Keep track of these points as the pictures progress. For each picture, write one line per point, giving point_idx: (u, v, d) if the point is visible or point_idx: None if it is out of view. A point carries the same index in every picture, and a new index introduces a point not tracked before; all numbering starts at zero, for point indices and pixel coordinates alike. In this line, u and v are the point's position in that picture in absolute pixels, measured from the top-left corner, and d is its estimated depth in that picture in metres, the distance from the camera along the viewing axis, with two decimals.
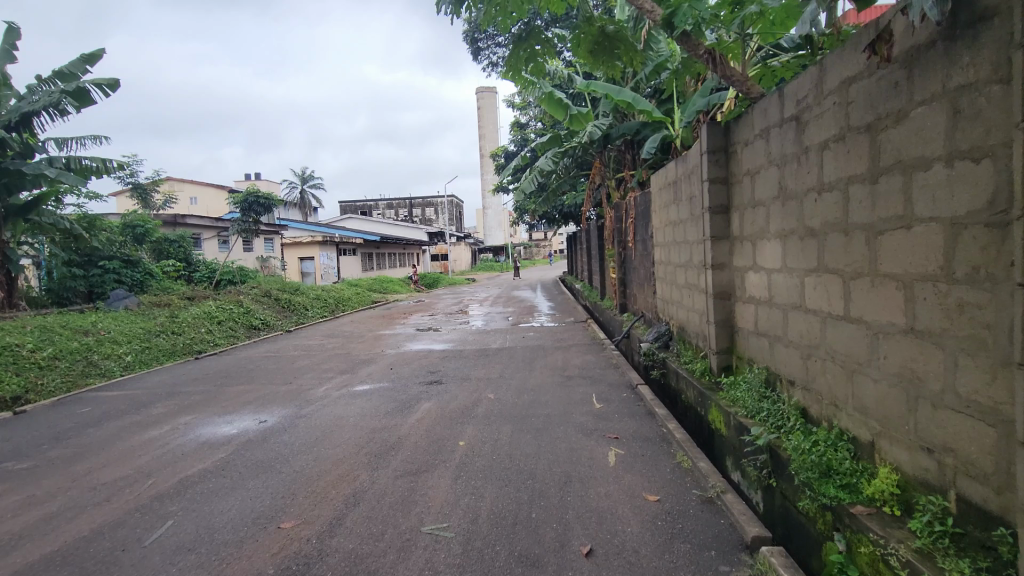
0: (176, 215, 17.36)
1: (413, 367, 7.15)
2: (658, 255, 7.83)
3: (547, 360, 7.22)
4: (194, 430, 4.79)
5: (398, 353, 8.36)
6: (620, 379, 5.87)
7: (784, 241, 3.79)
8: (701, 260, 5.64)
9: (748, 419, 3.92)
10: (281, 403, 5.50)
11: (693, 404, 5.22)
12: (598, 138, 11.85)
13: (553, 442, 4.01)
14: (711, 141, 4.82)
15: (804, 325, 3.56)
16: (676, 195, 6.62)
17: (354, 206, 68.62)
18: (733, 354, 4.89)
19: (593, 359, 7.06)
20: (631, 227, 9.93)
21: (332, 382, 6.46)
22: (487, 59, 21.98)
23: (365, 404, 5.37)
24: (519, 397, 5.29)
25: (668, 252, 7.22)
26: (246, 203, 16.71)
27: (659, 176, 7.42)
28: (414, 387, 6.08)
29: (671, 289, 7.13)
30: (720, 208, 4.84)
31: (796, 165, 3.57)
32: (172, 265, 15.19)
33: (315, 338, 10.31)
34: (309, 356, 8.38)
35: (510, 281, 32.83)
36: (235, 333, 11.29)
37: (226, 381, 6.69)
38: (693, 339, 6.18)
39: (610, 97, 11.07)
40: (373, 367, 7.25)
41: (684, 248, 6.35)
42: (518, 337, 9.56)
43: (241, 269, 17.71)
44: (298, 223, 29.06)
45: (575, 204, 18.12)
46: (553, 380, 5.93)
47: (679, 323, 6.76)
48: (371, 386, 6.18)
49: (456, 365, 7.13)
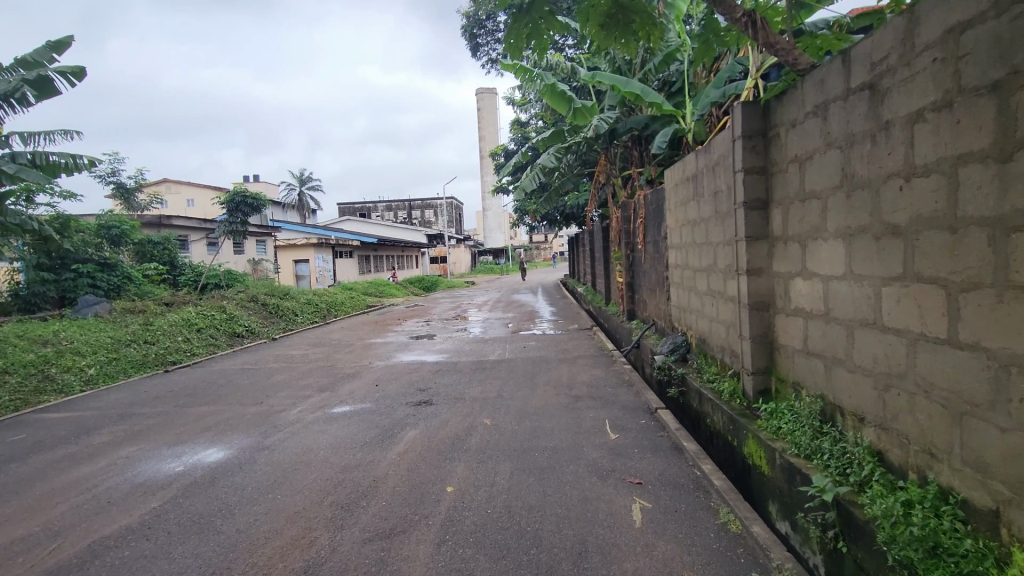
0: (161, 216, 16.63)
1: (401, 383, 6.41)
2: (673, 258, 7.10)
3: (551, 375, 6.46)
4: (133, 467, 4.03)
5: (386, 366, 7.60)
6: (635, 400, 5.13)
7: (850, 241, 3.05)
8: (730, 264, 4.90)
9: (802, 461, 3.18)
10: (244, 430, 4.75)
11: (723, 432, 4.47)
12: (603, 133, 11.12)
13: (562, 489, 3.26)
14: (747, 124, 4.09)
15: (881, 348, 2.82)
16: (696, 190, 5.90)
17: (353, 208, 67.88)
18: (771, 375, 4.16)
19: (602, 375, 6.30)
20: (640, 228, 9.21)
21: (309, 402, 5.71)
22: (486, 56, 21.23)
23: (340, 432, 4.62)
24: (519, 424, 4.53)
25: (686, 254, 6.47)
26: (233, 204, 16.00)
27: (675, 171, 6.71)
28: (400, 408, 5.32)
29: (689, 296, 6.39)
30: (757, 202, 4.10)
31: (870, 145, 2.84)
32: (153, 268, 14.47)
33: (299, 348, 9.54)
34: (288, 369, 7.64)
35: (511, 285, 32.03)
36: (216, 341, 10.57)
37: (190, 401, 5.94)
38: (717, 355, 5.45)
39: (617, 88, 10.37)
40: (357, 383, 6.51)
41: (707, 250, 5.62)
42: (518, 346, 8.81)
43: (229, 272, 16.96)
44: (293, 225, 28.35)
45: (577, 205, 17.39)
46: (559, 401, 5.17)
47: (700, 335, 6.01)
48: (351, 408, 5.43)
49: (449, 381, 6.38)
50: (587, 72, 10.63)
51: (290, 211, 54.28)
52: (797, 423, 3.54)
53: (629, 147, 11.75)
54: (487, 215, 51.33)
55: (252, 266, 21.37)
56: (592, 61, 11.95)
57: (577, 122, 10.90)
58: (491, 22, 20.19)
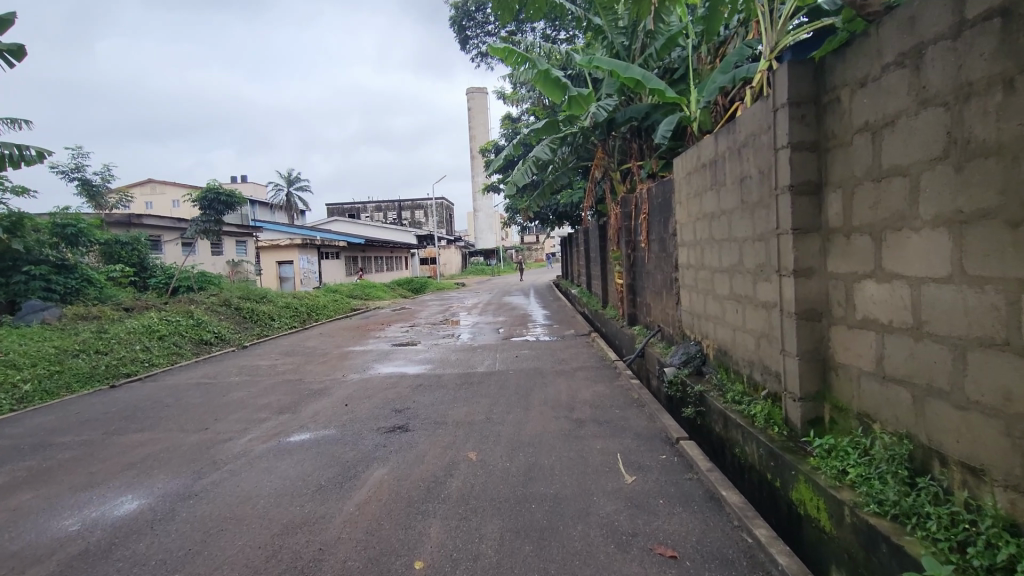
0: (130, 215, 15.70)
1: (375, 402, 5.54)
2: (683, 257, 6.30)
3: (547, 392, 5.62)
4: (17, 523, 3.15)
5: (361, 380, 6.74)
6: (649, 424, 4.31)
7: (960, 232, 2.25)
8: (764, 264, 4.09)
9: (893, 527, 2.37)
10: (176, 469, 3.87)
11: (761, 468, 3.67)
12: (601, 123, 10.33)
13: (570, 565, 2.42)
14: (795, 88, 3.26)
15: (1018, 379, 2.02)
16: (716, 179, 5.10)
17: (342, 208, 66.87)
18: (823, 401, 3.35)
19: (607, 391, 5.48)
20: (643, 225, 8.41)
21: (263, 427, 4.84)
22: (476, 49, 20.41)
23: (291, 470, 3.76)
24: (512, 462, 3.68)
25: (701, 252, 5.66)
26: (206, 202, 15.07)
27: (688, 158, 5.90)
28: (369, 437, 4.47)
29: (706, 301, 5.58)
30: (807, 184, 3.29)
31: (1001, 96, 2.04)
32: (119, 270, 13.55)
33: (269, 358, 8.65)
34: (250, 383, 6.77)
35: (502, 286, 31.19)
36: (179, 350, 9.68)
37: (125, 425, 5.05)
38: (743, 370, 4.66)
39: (615, 74, 9.60)
40: (324, 402, 5.65)
41: (730, 247, 4.81)
42: (510, 355, 7.97)
43: (202, 273, 16.03)
44: (277, 225, 27.35)
45: (571, 203, 16.58)
46: (558, 429, 4.34)
47: (720, 345, 5.20)
48: (311, 435, 4.56)
49: (431, 400, 5.53)
50: (584, 56, 9.83)
51: (278, 212, 53.15)
52: (872, 468, 2.74)
53: (627, 139, 10.95)
54: (478, 216, 50.44)
55: (232, 267, 20.46)
56: (589, 47, 11.17)
57: (572, 112, 10.12)
58: (481, 14, 19.35)
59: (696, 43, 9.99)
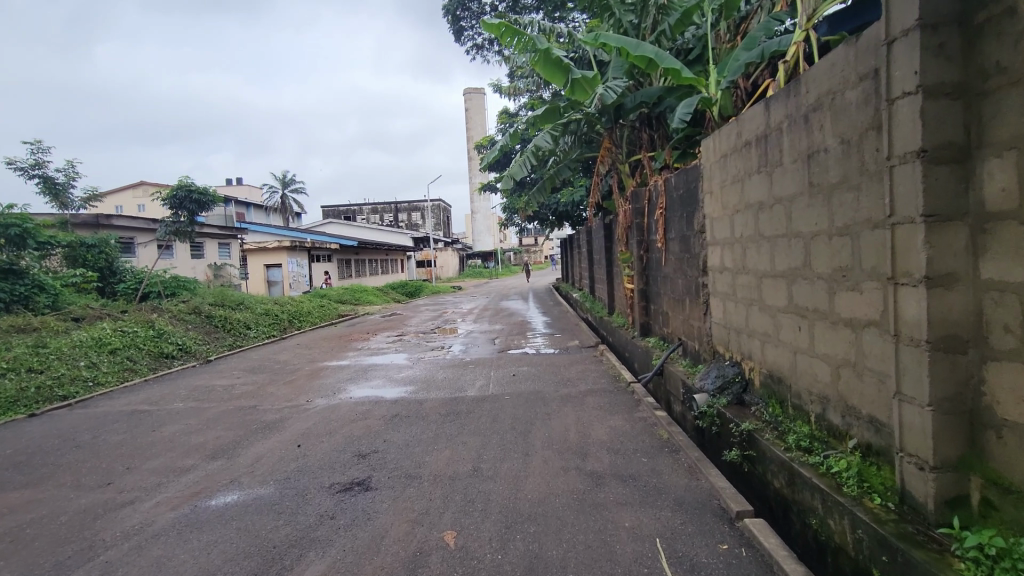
0: (99, 216, 14.63)
1: (335, 442, 4.41)
2: (716, 260, 5.19)
3: (551, 427, 4.50)
4: None
5: (327, 408, 5.61)
6: (690, 484, 3.20)
7: None
8: (853, 267, 2.99)
9: None
10: (31, 562, 2.74)
11: (863, 561, 2.56)
12: (608, 108, 9.25)
13: None
14: (932, 2, 2.17)
15: None
16: (766, 159, 4.00)
17: (337, 211, 65.79)
18: (969, 472, 2.26)
19: (626, 427, 4.36)
20: (659, 222, 7.32)
21: (182, 483, 3.71)
22: (470, 42, 19.40)
23: (191, 565, 2.63)
24: (505, 554, 2.56)
25: (743, 251, 4.54)
26: (175, 200, 13.74)
27: (724, 137, 4.80)
28: (315, 500, 3.34)
29: (750, 313, 4.47)
30: (949, 148, 2.20)
31: None
32: (80, 276, 12.45)
33: (229, 376, 7.51)
34: (195, 412, 5.65)
35: (499, 290, 30.04)
36: (132, 367, 8.57)
37: (7, 477, 3.92)
38: (810, 407, 3.56)
39: (624, 53, 8.55)
40: (273, 441, 4.52)
41: (791, 244, 3.70)
42: (506, 373, 6.85)
43: (176, 278, 14.91)
44: (265, 228, 26.22)
45: (573, 202, 15.49)
46: (568, 491, 3.21)
47: (772, 369, 4.10)
48: (239, 497, 3.44)
49: (406, 438, 4.41)
50: (589, 33, 8.78)
51: (272, 214, 51.98)
52: None
53: (637, 128, 9.85)
54: (475, 218, 49.35)
55: (213, 271, 19.40)
56: (595, 27, 10.12)
57: (575, 98, 9.15)
58: (477, 3, 18.29)
59: (713, 20, 8.91)
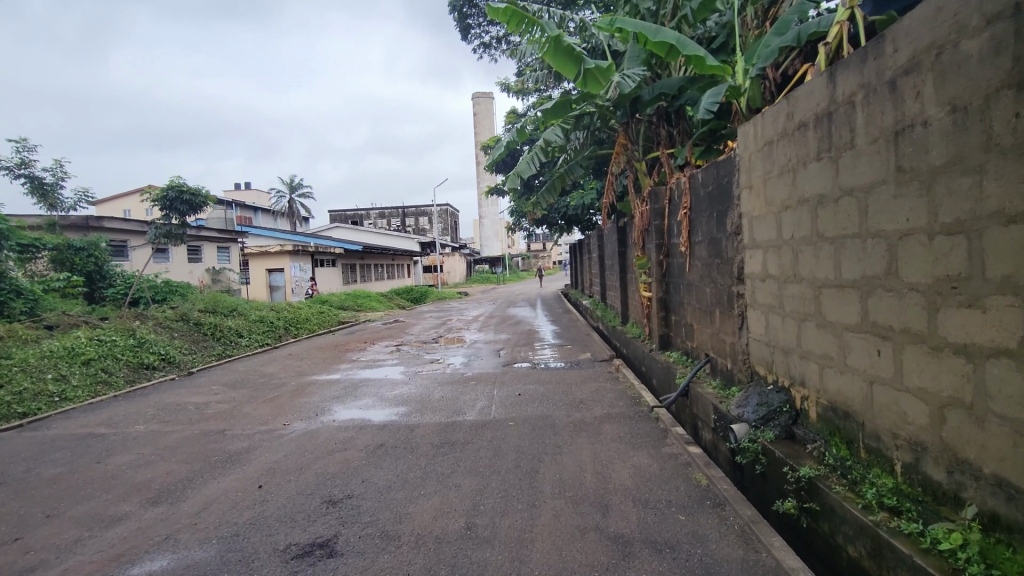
0: (89, 217, 13.98)
1: (303, 482, 3.67)
2: (757, 266, 4.44)
3: (563, 466, 3.75)
4: None
5: (304, 434, 4.88)
6: (747, 560, 2.45)
7: None
8: (972, 276, 2.24)
9: None
10: None
11: None
12: (624, 101, 8.53)
13: None
14: None
15: None
16: (831, 143, 3.26)
17: (345, 215, 65.34)
18: None
19: (654, 468, 3.61)
20: (682, 224, 6.57)
21: (103, 540, 2.98)
22: (478, 40, 18.74)
23: None
24: None
25: (795, 255, 3.78)
26: (166, 201, 13.07)
27: (770, 120, 4.05)
28: (261, 570, 2.60)
29: (803, 331, 3.73)
30: None
31: None
32: (64, 281, 11.83)
33: (207, 392, 6.80)
34: (155, 437, 4.94)
35: (507, 296, 29.31)
36: (106, 379, 7.89)
37: None
38: (894, 453, 2.82)
39: (642, 39, 7.82)
40: (231, 479, 3.79)
41: (866, 247, 2.96)
42: (511, 392, 6.10)
43: (168, 283, 14.29)
44: (268, 231, 25.63)
45: (583, 205, 14.75)
46: (587, 566, 2.47)
47: (836, 401, 3.35)
48: (167, 565, 2.71)
49: (389, 479, 3.67)
50: (604, 18, 8.06)
51: (279, 218, 51.55)
52: None
53: (654, 123, 9.12)
54: (482, 223, 48.69)
55: (210, 276, 18.80)
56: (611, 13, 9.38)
57: (587, 90, 8.46)
58: None
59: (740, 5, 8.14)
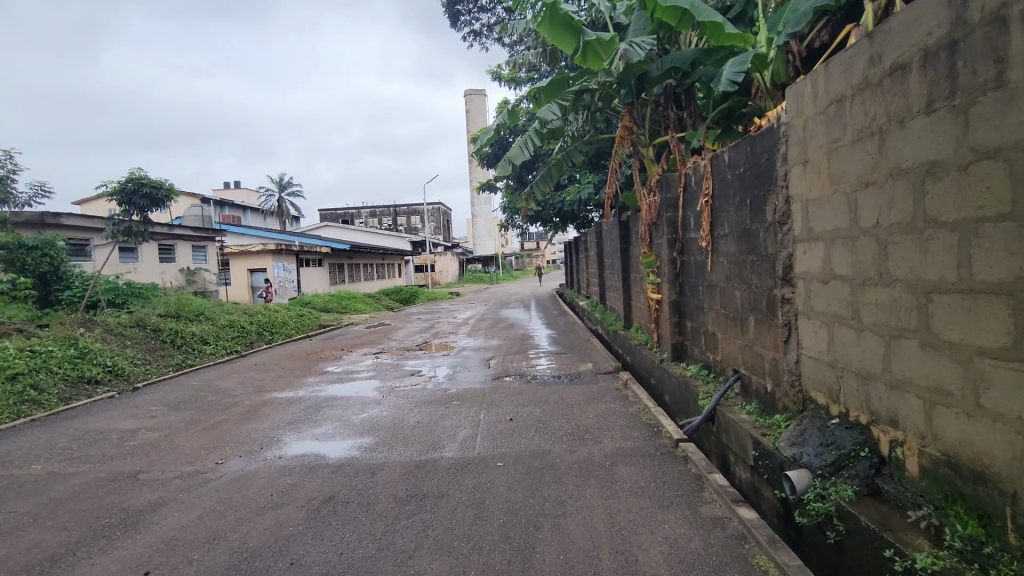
0: (44, 213, 12.81)
1: (210, 566, 2.64)
2: (815, 264, 3.46)
3: (570, 538, 2.74)
4: None
5: (237, 478, 3.83)
6: None
7: None
8: None
9: None
10: None
11: None
12: (629, 78, 7.54)
13: None
14: None
15: None
16: (956, 86, 2.26)
17: (334, 214, 64.16)
18: None
19: (696, 546, 2.60)
20: (702, 215, 5.58)
21: None
22: (468, 27, 17.71)
23: None
24: None
25: (884, 247, 2.79)
26: (124, 194, 11.98)
27: (844, 68, 3.04)
28: None
29: (897, 353, 2.74)
30: None
31: None
32: (10, 283, 10.65)
33: (140, 416, 5.73)
34: (48, 482, 3.88)
35: (500, 296, 28.33)
36: (34, 398, 6.79)
37: None
38: None
39: (649, 6, 6.78)
40: (113, 559, 2.75)
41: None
42: (501, 416, 5.08)
43: (131, 285, 13.25)
44: (249, 229, 24.48)
45: (580, 200, 13.72)
46: None
47: (957, 453, 2.37)
48: None
49: (329, 560, 2.65)
50: None
51: (268, 218, 50.21)
52: None
53: (662, 105, 8.13)
54: (475, 222, 47.62)
55: (184, 277, 17.68)
56: None
57: (586, 66, 7.46)
58: None
59: None
